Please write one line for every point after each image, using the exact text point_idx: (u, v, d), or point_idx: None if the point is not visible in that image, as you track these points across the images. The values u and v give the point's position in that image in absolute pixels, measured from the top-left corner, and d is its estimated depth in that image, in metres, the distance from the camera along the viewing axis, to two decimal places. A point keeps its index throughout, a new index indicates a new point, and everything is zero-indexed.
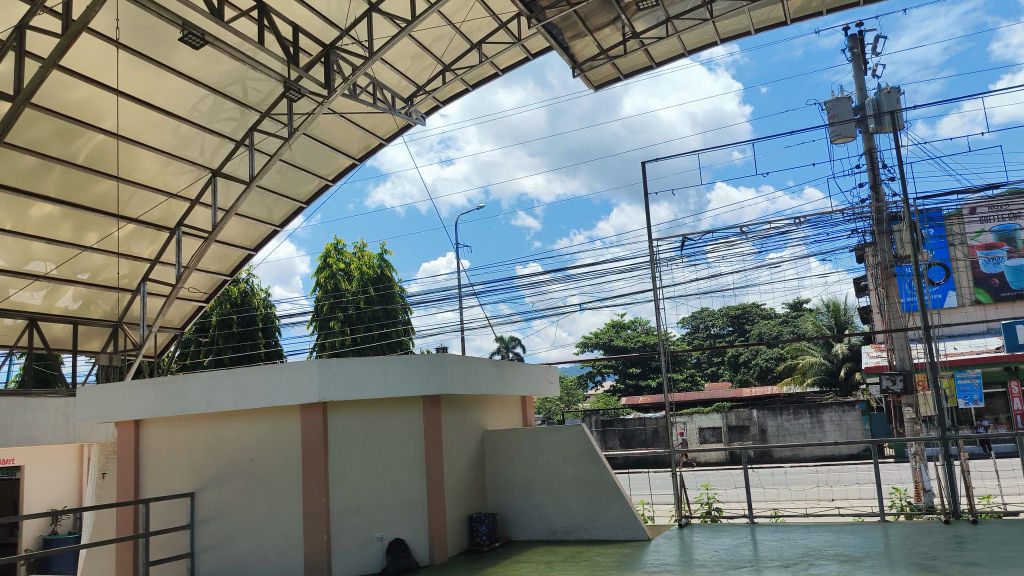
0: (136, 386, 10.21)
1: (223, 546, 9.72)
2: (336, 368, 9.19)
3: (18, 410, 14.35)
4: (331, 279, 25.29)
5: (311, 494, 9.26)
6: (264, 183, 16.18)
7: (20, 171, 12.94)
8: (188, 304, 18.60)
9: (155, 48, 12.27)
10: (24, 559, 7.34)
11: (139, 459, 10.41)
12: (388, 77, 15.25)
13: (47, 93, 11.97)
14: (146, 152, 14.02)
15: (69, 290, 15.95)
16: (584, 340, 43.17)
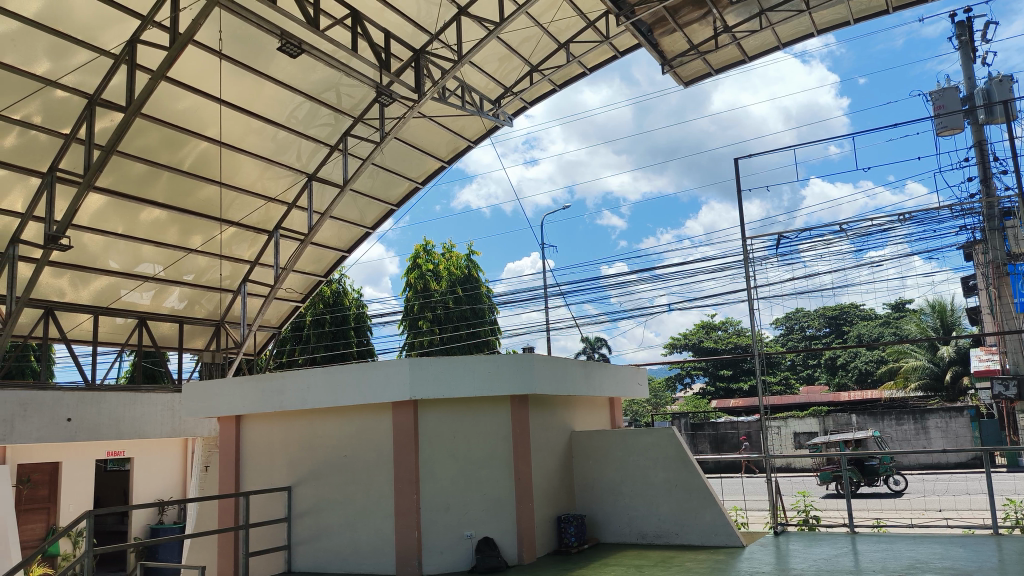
0: (236, 383, 10.63)
1: (320, 539, 9.98)
2: (427, 367, 9.30)
3: (129, 404, 15.13)
4: (420, 280, 25.74)
5: (402, 490, 9.40)
6: (356, 187, 16.59)
7: (131, 178, 13.67)
8: (285, 304, 19.24)
9: (254, 57, 12.75)
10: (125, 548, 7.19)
11: (240, 452, 10.81)
12: (476, 80, 15.39)
13: (156, 103, 12.61)
14: (246, 158, 14.59)
15: (175, 290, 16.75)
16: (672, 340, 42.46)
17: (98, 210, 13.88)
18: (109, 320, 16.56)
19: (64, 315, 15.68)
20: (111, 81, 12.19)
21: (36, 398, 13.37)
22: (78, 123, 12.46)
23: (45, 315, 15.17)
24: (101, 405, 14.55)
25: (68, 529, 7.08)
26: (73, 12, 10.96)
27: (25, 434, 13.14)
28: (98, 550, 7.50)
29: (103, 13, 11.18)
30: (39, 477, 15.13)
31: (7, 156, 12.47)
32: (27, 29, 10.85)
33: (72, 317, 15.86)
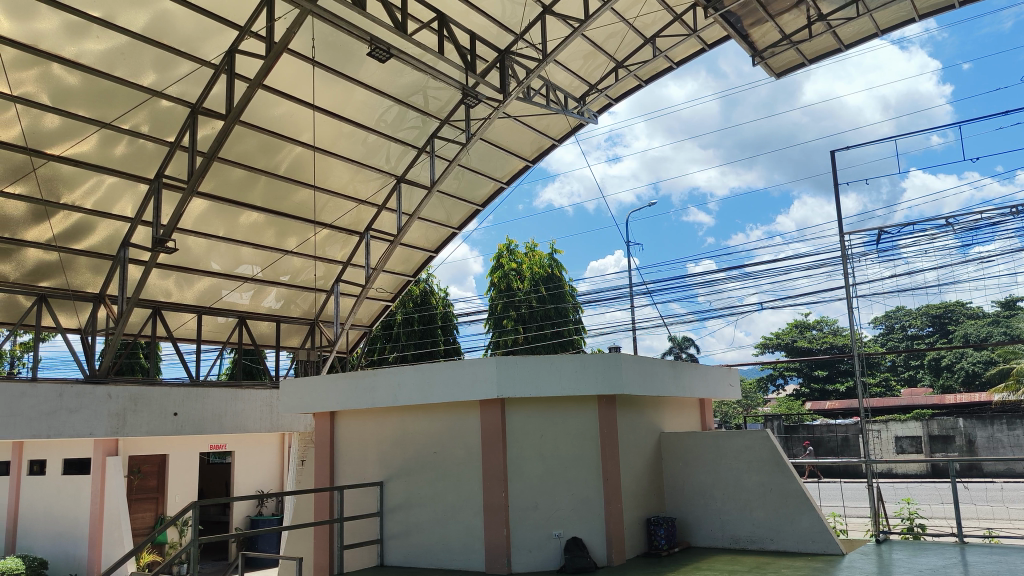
0: (330, 380, 10.93)
1: (411, 533, 10.15)
2: (514, 365, 9.31)
3: (230, 401, 15.71)
4: (504, 279, 25.97)
5: (491, 488, 9.45)
6: (443, 189, 16.82)
7: (231, 183, 14.24)
8: (376, 303, 19.67)
9: (345, 63, 13.08)
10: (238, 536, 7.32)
11: (335, 447, 11.11)
12: (561, 78, 15.36)
13: (254, 110, 13.09)
14: (338, 161, 14.99)
15: (273, 291, 17.36)
16: (763, 340, 41.37)
17: (200, 214, 14.52)
18: (211, 319, 17.32)
19: (170, 314, 16.49)
20: (212, 90, 12.72)
21: (145, 394, 14.14)
22: (182, 131, 13.06)
23: (153, 314, 15.99)
24: (205, 401, 15.18)
25: (176, 517, 7.22)
26: (176, 25, 11.49)
27: (136, 427, 13.91)
28: (201, 541, 7.79)
29: (204, 25, 11.67)
30: (148, 468, 15.99)
31: (118, 164, 13.18)
32: (135, 43, 11.44)
33: (177, 316, 16.66)
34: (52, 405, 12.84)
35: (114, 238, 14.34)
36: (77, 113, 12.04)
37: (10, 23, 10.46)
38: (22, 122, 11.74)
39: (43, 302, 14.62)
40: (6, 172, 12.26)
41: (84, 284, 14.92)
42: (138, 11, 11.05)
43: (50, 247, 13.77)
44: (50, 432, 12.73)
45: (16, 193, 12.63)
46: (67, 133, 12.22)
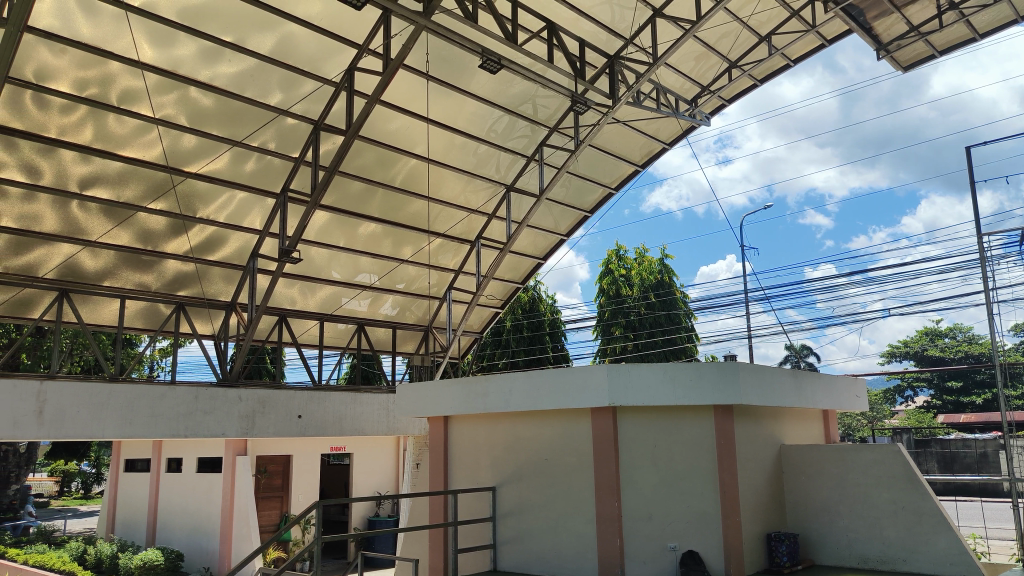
0: (444, 384, 11.11)
1: (523, 540, 10.18)
2: (625, 373, 9.22)
3: (351, 403, 16.26)
4: (613, 285, 25.99)
5: (604, 496, 9.41)
6: (552, 196, 16.89)
7: (351, 196, 14.80)
8: (487, 310, 19.92)
9: (457, 75, 13.37)
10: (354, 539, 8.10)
11: (448, 451, 11.30)
12: (672, 81, 15.15)
13: (372, 125, 13.57)
14: (450, 172, 15.32)
15: (389, 298, 17.90)
16: (889, 349, 39.34)
17: (322, 226, 15.15)
18: (332, 326, 18.06)
19: (295, 321, 17.29)
20: (333, 107, 13.27)
21: (272, 396, 14.87)
22: (305, 147, 13.68)
23: (280, 321, 16.82)
24: (327, 404, 15.80)
25: (304, 516, 7.86)
26: (300, 46, 12.07)
27: (264, 428, 14.67)
28: (325, 539, 8.17)
29: (325, 45, 12.20)
30: (274, 467, 16.82)
31: (247, 180, 13.94)
32: (263, 65, 12.10)
33: (301, 323, 17.48)
34: (189, 406, 13.71)
35: (243, 249, 15.18)
36: (212, 133, 12.82)
37: (153, 50, 11.26)
38: (163, 143, 12.60)
39: (181, 310, 15.63)
40: (149, 190, 13.19)
41: (217, 293, 15.86)
42: (266, 34, 11.69)
43: (187, 259, 14.71)
44: (187, 432, 13.61)
45: (158, 208, 13.56)
46: (202, 152, 13.03)
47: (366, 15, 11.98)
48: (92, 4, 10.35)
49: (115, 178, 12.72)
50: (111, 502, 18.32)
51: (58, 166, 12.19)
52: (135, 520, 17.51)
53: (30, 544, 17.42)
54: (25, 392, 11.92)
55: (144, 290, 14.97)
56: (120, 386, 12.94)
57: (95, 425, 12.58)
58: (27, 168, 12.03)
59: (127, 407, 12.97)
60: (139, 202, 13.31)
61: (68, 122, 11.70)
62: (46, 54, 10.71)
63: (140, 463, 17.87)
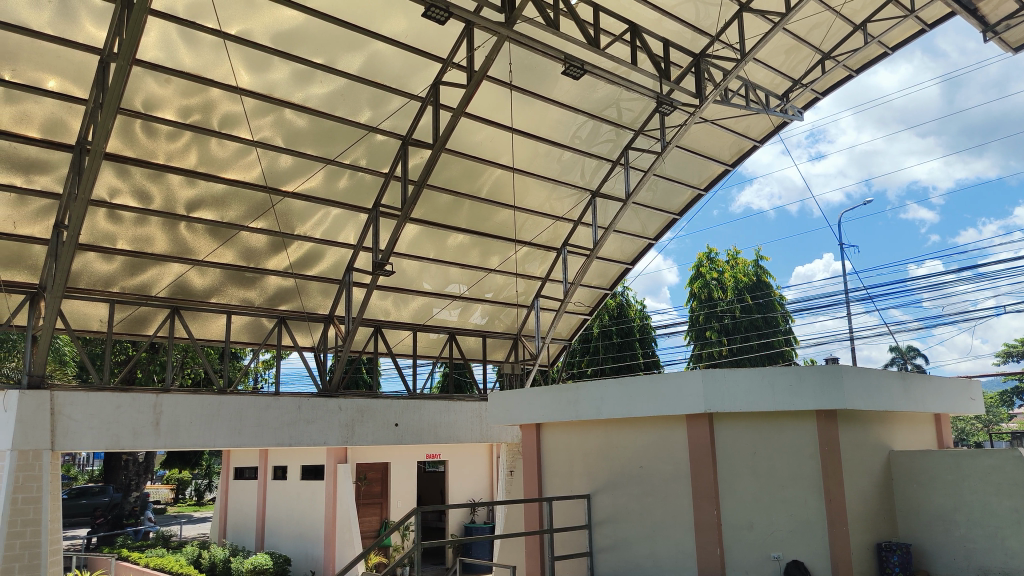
0: (536, 393, 11.12)
1: (619, 548, 9.91)
2: (721, 378, 9.00)
3: (445, 411, 16.54)
4: (705, 289, 26.13)
5: (702, 504, 9.09)
6: (639, 200, 16.73)
7: (439, 208, 15.05)
8: (575, 317, 19.85)
9: (540, 84, 13.43)
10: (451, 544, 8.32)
11: (541, 459, 11.22)
12: (761, 77, 14.78)
13: (459, 137, 13.77)
14: (536, 181, 15.38)
15: (479, 307, 18.09)
16: (1004, 349, 37.04)
17: (413, 239, 15.48)
18: (424, 336, 18.40)
19: (389, 332, 17.72)
20: (420, 122, 13.56)
21: (369, 405, 15.30)
22: (395, 162, 14.03)
23: (375, 332, 17.29)
24: (422, 412, 16.10)
25: (404, 525, 8.12)
26: (386, 64, 12.38)
27: (362, 436, 15.10)
28: (425, 546, 8.31)
29: (411, 61, 12.47)
30: (373, 475, 17.27)
31: (341, 196, 14.38)
32: (352, 84, 12.47)
33: (395, 333, 17.89)
34: (293, 416, 14.25)
35: (339, 264, 15.67)
36: (307, 152, 13.29)
37: (250, 75, 11.77)
38: (262, 164, 13.14)
39: (282, 324, 16.26)
40: (250, 210, 13.78)
41: (316, 307, 16.42)
42: (354, 54, 12.04)
43: (287, 275, 15.29)
44: (291, 441, 14.15)
45: (259, 227, 14.15)
46: (298, 171, 13.53)
47: (450, 30, 12.18)
48: (193, 35, 10.89)
49: (219, 199, 13.34)
50: (221, 509, 19.18)
51: (166, 191, 12.86)
52: (245, 526, 18.26)
53: (151, 548, 18.44)
54: (143, 405, 12.62)
55: (247, 305, 15.65)
56: (229, 397, 13.55)
57: (206, 435, 13.20)
58: (139, 194, 12.73)
59: (235, 418, 13.57)
60: (241, 222, 13.92)
61: (174, 148, 12.34)
62: (153, 84, 11.33)
63: (248, 471, 18.65)
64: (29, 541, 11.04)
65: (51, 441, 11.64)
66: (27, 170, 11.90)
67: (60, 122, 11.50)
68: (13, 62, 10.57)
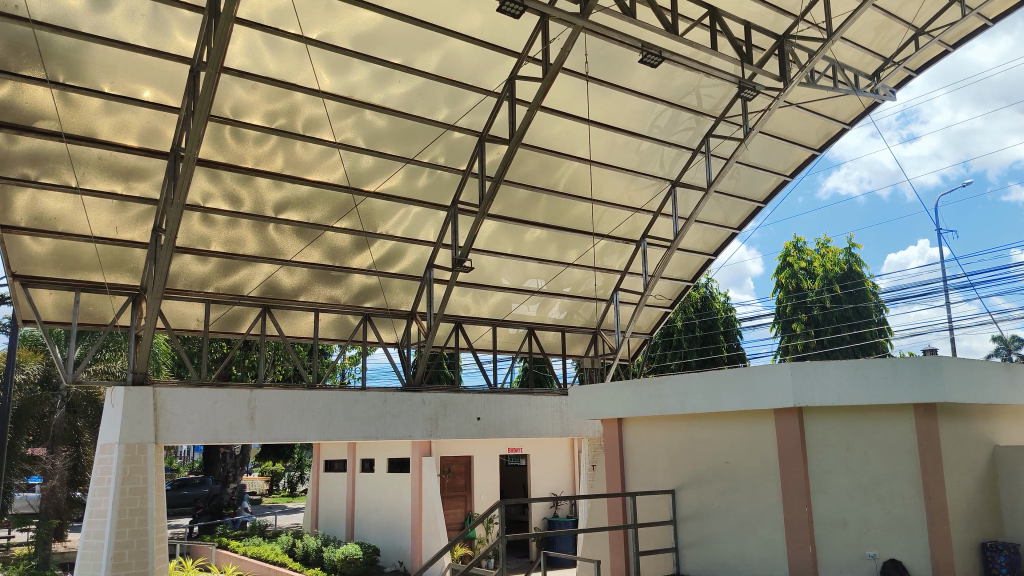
0: (617, 387, 10.93)
1: (706, 545, 9.67)
2: (810, 371, 8.67)
3: (526, 406, 16.60)
4: (792, 279, 25.64)
5: (792, 501, 8.80)
6: (721, 188, 16.36)
7: (516, 203, 15.09)
8: (655, 310, 19.58)
9: (617, 73, 13.28)
10: (536, 538, 8.22)
11: (624, 453, 11.04)
12: (849, 56, 14.23)
13: (536, 131, 13.75)
14: (614, 172, 15.23)
15: (557, 302, 18.06)
16: None
17: (491, 235, 15.57)
18: (504, 331, 18.54)
19: (470, 327, 17.94)
20: (496, 117, 13.61)
21: (452, 400, 15.51)
22: (472, 158, 14.13)
23: (456, 328, 17.52)
24: (504, 407, 16.22)
25: (488, 517, 8.10)
26: (463, 60, 12.47)
27: (446, 430, 15.33)
28: (509, 538, 8.28)
29: (486, 56, 12.52)
30: (458, 467, 17.53)
31: (421, 194, 14.59)
32: (430, 82, 12.61)
33: (476, 328, 18.08)
34: (378, 410, 14.60)
35: (419, 261, 15.91)
36: (387, 152, 13.54)
37: (331, 78, 12.05)
38: (344, 165, 13.46)
39: (367, 320, 16.68)
40: (334, 210, 14.14)
41: (398, 304, 16.74)
42: (431, 52, 12.17)
43: (370, 273, 15.63)
44: (377, 434, 14.50)
45: (343, 227, 14.52)
46: (379, 171, 13.79)
47: (525, 23, 12.17)
48: (277, 40, 11.22)
49: (304, 201, 13.73)
50: (313, 500, 19.81)
51: (255, 194, 13.32)
52: (335, 517, 18.84)
53: (248, 537, 19.24)
54: (239, 399, 13.15)
55: (334, 303, 16.09)
56: (318, 392, 13.99)
57: (298, 428, 13.65)
58: (230, 197, 13.22)
59: (325, 411, 13.99)
60: (326, 222, 14.30)
61: (262, 152, 12.76)
62: (241, 91, 11.73)
63: (337, 464, 19.23)
64: (137, 529, 11.69)
65: (155, 434, 12.26)
66: (127, 177, 12.52)
67: (156, 130, 12.04)
68: (111, 74, 11.12)
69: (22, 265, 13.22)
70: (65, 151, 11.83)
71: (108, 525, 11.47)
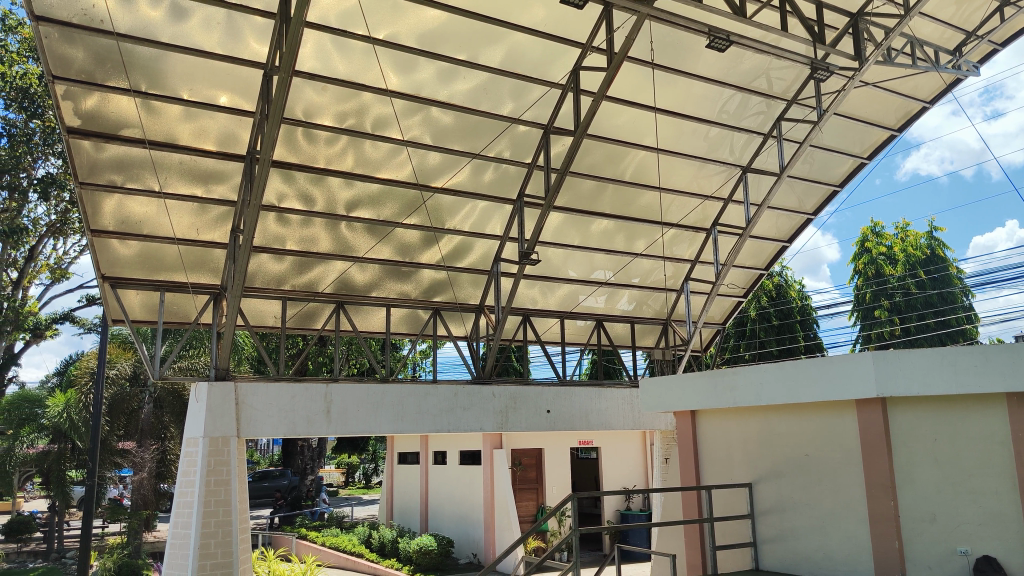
0: (690, 378, 10.35)
1: (788, 539, 8.97)
2: (895, 359, 7.84)
3: (596, 399, 16.54)
4: (872, 265, 24.96)
5: (877, 494, 8.03)
6: (795, 173, 15.92)
7: (583, 195, 15.01)
8: (728, 300, 19.22)
9: (684, 60, 13.07)
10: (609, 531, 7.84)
11: (698, 447, 10.52)
12: (929, 32, 13.67)
13: (602, 121, 13.65)
14: (683, 160, 15.01)
15: (626, 293, 17.91)
16: None
17: (557, 227, 15.54)
18: (573, 323, 18.52)
19: (538, 319, 17.99)
20: (561, 109, 13.57)
21: (522, 393, 15.58)
22: (538, 151, 14.13)
23: (524, 321, 17.58)
24: (574, 399, 16.20)
25: (558, 510, 7.69)
26: (527, 54, 12.47)
27: (517, 423, 15.41)
28: (582, 532, 7.95)
29: (551, 49, 12.50)
30: (528, 460, 17.55)
31: (487, 189, 14.66)
32: (494, 77, 12.66)
33: (544, 321, 18.12)
34: (449, 403, 14.77)
35: (487, 255, 16.01)
36: (454, 148, 13.67)
37: (398, 77, 12.22)
38: (412, 162, 13.65)
39: (437, 314, 16.90)
40: (403, 207, 14.36)
41: (467, 298, 16.89)
42: (495, 47, 12.20)
43: (439, 267, 15.82)
44: (449, 426, 14.67)
45: (412, 223, 14.73)
46: (446, 167, 13.93)
47: (589, 13, 12.08)
48: (345, 42, 11.42)
49: (374, 199, 13.98)
50: (388, 492, 20.16)
51: (328, 193, 13.62)
52: (409, 509, 19.17)
53: (327, 528, 19.78)
54: (315, 394, 13.49)
55: (405, 298, 16.35)
56: (391, 385, 14.23)
57: (372, 421, 13.92)
58: (304, 197, 13.56)
59: (398, 405, 14.24)
60: (396, 219, 14.54)
61: (333, 152, 13.04)
62: (312, 93, 12.00)
63: (410, 456, 19.57)
64: (222, 520, 12.14)
65: (237, 428, 12.70)
66: (206, 181, 12.98)
67: (232, 134, 12.44)
68: (190, 82, 11.54)
69: (111, 267, 13.86)
70: (148, 158, 12.35)
71: (195, 516, 11.94)
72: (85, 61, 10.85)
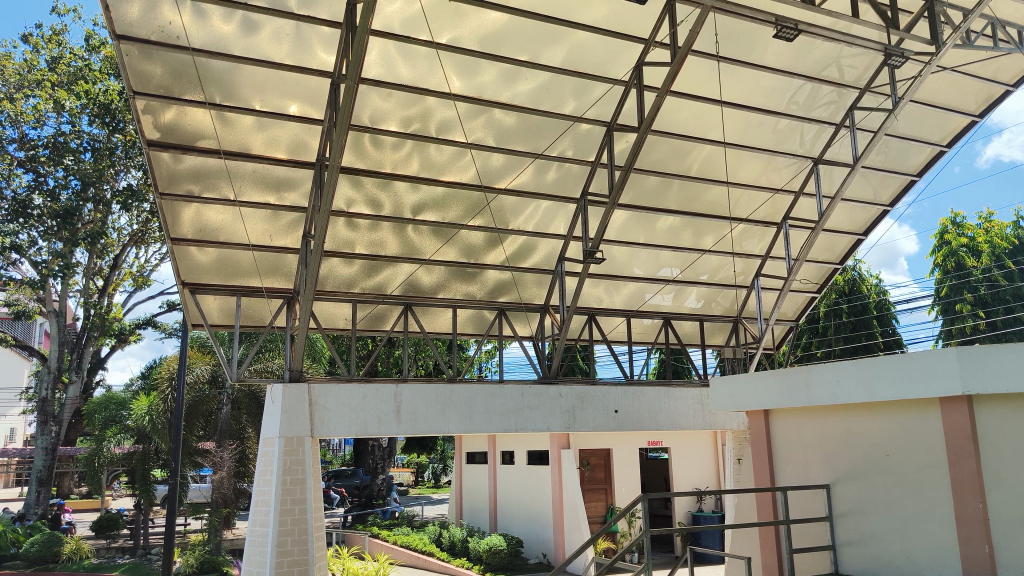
0: (762, 376, 10.09)
1: (868, 542, 8.64)
2: (981, 355, 7.49)
3: (664, 398, 16.36)
4: (952, 257, 23.90)
5: (964, 497, 7.63)
6: (869, 164, 15.40)
7: (648, 191, 14.85)
8: (801, 295, 18.74)
9: (750, 51, 12.80)
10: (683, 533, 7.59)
11: (772, 447, 10.24)
12: (1012, 12, 13.05)
13: (666, 117, 13.48)
14: (751, 153, 14.69)
15: (694, 291, 17.64)
16: None
17: (622, 224, 15.42)
18: (639, 321, 18.36)
19: (604, 319, 17.89)
20: (625, 105, 13.45)
21: (590, 392, 15.50)
22: (601, 149, 14.05)
23: (590, 320, 17.50)
24: (642, 399, 16.05)
25: (631, 514, 7.51)
26: (589, 52, 12.41)
27: (584, 423, 15.34)
28: (655, 533, 7.75)
29: (613, 46, 12.40)
30: (596, 460, 17.50)
31: (550, 188, 14.64)
32: (556, 76, 12.63)
33: (610, 320, 18.03)
34: (516, 403, 14.83)
35: (552, 254, 15.99)
36: (516, 148, 13.70)
37: (461, 80, 12.33)
38: (476, 164, 13.75)
39: (502, 315, 16.99)
40: (468, 209, 14.48)
41: (532, 298, 16.92)
42: (557, 47, 12.18)
43: (504, 267, 15.89)
44: (516, 426, 14.71)
45: (476, 225, 14.83)
46: (509, 168, 13.98)
47: (651, 7, 11.96)
48: (409, 48, 11.56)
49: (439, 201, 14.14)
50: (457, 491, 20.33)
51: (394, 197, 13.84)
52: (478, 508, 19.33)
53: (399, 527, 20.11)
54: (386, 394, 13.70)
55: (471, 299, 16.48)
56: (459, 385, 14.34)
57: (440, 422, 14.08)
58: (371, 202, 13.81)
59: (465, 404, 14.34)
60: (461, 221, 14.66)
61: (399, 157, 13.24)
62: (377, 99, 12.20)
63: (479, 455, 19.73)
64: (298, 518, 12.44)
65: (310, 428, 13.00)
66: (278, 188, 13.35)
67: (302, 142, 12.76)
68: (261, 93, 11.88)
69: (190, 274, 14.37)
70: (224, 167, 12.78)
71: (272, 514, 12.27)
72: (162, 76, 11.28)
